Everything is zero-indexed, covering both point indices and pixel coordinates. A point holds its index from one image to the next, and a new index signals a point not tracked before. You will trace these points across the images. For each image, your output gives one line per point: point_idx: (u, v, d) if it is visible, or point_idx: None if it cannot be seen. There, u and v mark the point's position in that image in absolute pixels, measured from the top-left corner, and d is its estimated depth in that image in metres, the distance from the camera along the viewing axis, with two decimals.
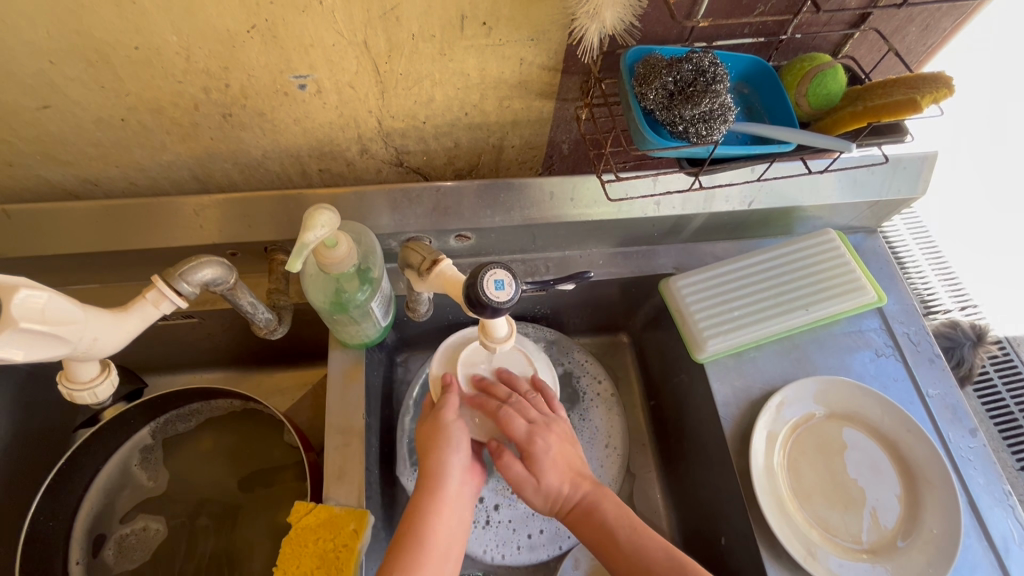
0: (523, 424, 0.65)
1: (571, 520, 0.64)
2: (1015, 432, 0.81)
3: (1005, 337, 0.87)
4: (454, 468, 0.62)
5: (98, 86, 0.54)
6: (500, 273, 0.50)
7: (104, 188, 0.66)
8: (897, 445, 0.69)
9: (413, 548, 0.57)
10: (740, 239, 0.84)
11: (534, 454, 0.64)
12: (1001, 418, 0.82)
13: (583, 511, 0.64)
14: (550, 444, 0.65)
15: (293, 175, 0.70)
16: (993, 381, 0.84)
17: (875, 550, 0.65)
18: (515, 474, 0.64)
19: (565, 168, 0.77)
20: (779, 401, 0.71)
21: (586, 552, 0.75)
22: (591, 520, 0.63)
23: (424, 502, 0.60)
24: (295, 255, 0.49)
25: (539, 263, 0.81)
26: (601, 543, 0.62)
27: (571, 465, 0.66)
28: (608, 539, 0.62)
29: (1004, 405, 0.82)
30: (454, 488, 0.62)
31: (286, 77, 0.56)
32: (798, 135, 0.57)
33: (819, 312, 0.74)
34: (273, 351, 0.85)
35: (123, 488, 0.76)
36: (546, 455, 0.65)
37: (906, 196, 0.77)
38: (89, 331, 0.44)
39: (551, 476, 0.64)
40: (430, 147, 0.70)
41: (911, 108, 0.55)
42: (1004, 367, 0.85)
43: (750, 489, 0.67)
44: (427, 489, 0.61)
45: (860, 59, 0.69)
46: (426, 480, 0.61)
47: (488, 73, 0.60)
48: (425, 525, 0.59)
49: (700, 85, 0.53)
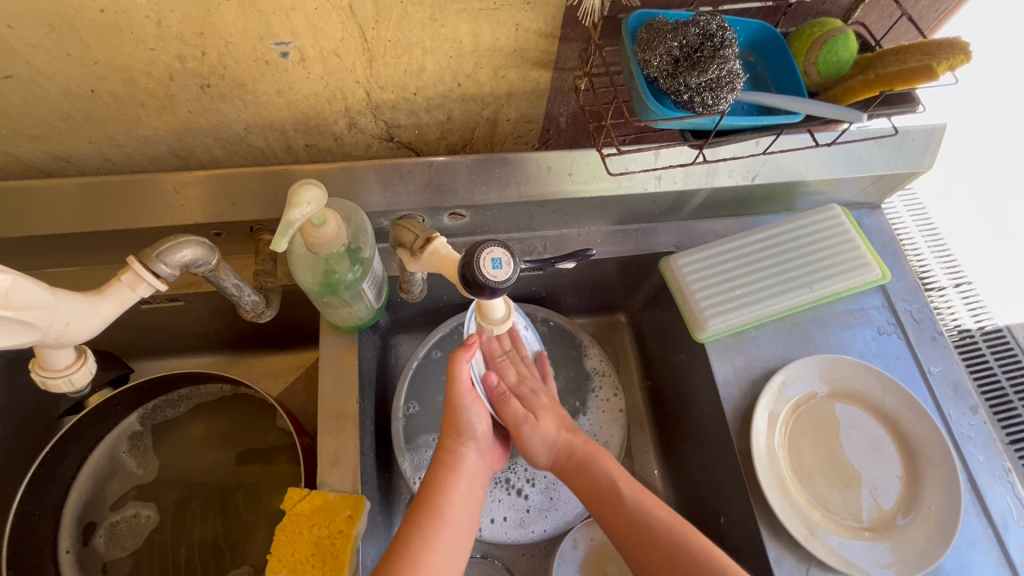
0: (514, 374, 0.75)
1: (568, 472, 0.67)
2: (1010, 414, 0.78)
3: (1005, 325, 0.85)
4: (468, 452, 0.64)
5: (64, 53, 0.50)
6: (497, 251, 0.47)
7: (78, 165, 0.63)
8: (899, 423, 0.69)
9: (430, 521, 0.57)
10: (741, 216, 0.82)
11: (527, 399, 0.72)
12: (998, 403, 0.79)
13: (583, 469, 0.66)
14: (541, 394, 0.73)
15: (278, 150, 0.66)
16: (988, 360, 0.82)
17: (876, 527, 0.65)
18: (511, 414, 0.68)
19: (563, 142, 0.74)
20: (781, 381, 0.70)
21: (585, 532, 0.76)
22: (588, 473, 0.65)
23: (440, 474, 0.61)
24: (280, 234, 0.46)
25: (535, 241, 0.78)
26: (610, 513, 0.62)
27: (563, 417, 0.72)
28: (605, 492, 0.63)
29: (999, 386, 0.80)
30: (470, 467, 0.63)
31: (267, 44, 0.53)
32: (807, 105, 0.55)
33: (822, 289, 0.73)
34: (263, 335, 0.83)
35: (112, 475, 0.74)
36: (537, 400, 0.72)
37: (913, 170, 0.75)
38: (60, 316, 0.42)
39: (546, 420, 0.69)
40: (422, 121, 0.66)
41: (926, 76, 0.52)
42: (1000, 348, 0.83)
43: (752, 470, 0.66)
44: (444, 463, 0.62)
45: (870, 25, 0.67)
46: (443, 458, 0.63)
47: (482, 39, 0.57)
48: (443, 499, 0.59)
49: (706, 50, 0.50)
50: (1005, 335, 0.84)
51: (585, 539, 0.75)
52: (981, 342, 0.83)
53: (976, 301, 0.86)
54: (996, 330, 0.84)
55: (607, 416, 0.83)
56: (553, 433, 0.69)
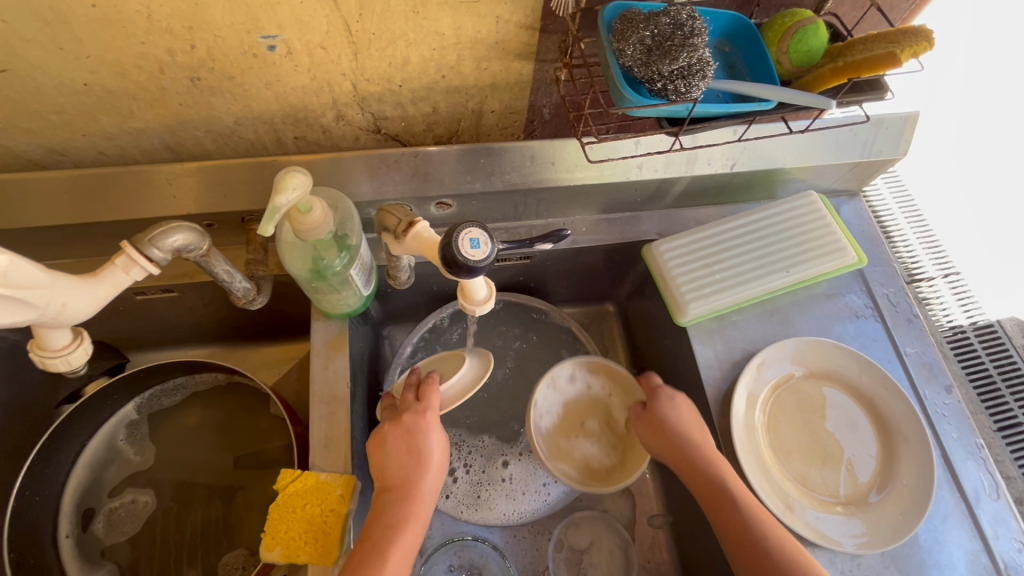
0: (656, 383, 0.73)
1: (682, 467, 0.65)
2: (1005, 411, 0.81)
3: (996, 320, 0.87)
4: (430, 493, 0.60)
5: (56, 47, 0.52)
6: (476, 232, 0.49)
7: (72, 158, 0.64)
8: (874, 403, 0.71)
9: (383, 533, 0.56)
10: (723, 204, 0.84)
11: (660, 399, 0.70)
12: (989, 397, 0.82)
13: (698, 469, 0.63)
14: (677, 395, 0.70)
15: (268, 143, 0.68)
16: (979, 354, 0.84)
17: (851, 502, 0.67)
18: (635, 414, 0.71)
19: (547, 133, 0.76)
20: (760, 361, 0.72)
21: (586, 377, 0.82)
22: (705, 475, 0.63)
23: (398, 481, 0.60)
24: (268, 220, 0.48)
25: (522, 230, 0.80)
26: (724, 519, 0.60)
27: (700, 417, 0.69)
28: (719, 496, 0.61)
29: (992, 382, 0.82)
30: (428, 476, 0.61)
31: (254, 37, 0.54)
32: (777, 92, 0.57)
33: (800, 273, 0.75)
34: (257, 326, 0.85)
35: (110, 463, 0.76)
36: (672, 401, 0.70)
37: (888, 157, 0.77)
38: (56, 297, 0.43)
39: (680, 417, 0.68)
40: (408, 113, 0.68)
41: (890, 62, 0.54)
42: (992, 343, 0.85)
43: (732, 448, 0.68)
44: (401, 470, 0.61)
45: (843, 16, 0.69)
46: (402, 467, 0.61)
47: (464, 31, 0.59)
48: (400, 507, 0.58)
49: (677, 39, 0.52)
50: (996, 330, 0.86)
51: (585, 382, 0.82)
52: (974, 339, 0.85)
53: (965, 293, 0.88)
54: (987, 324, 0.86)
55: None
56: (687, 426, 0.67)
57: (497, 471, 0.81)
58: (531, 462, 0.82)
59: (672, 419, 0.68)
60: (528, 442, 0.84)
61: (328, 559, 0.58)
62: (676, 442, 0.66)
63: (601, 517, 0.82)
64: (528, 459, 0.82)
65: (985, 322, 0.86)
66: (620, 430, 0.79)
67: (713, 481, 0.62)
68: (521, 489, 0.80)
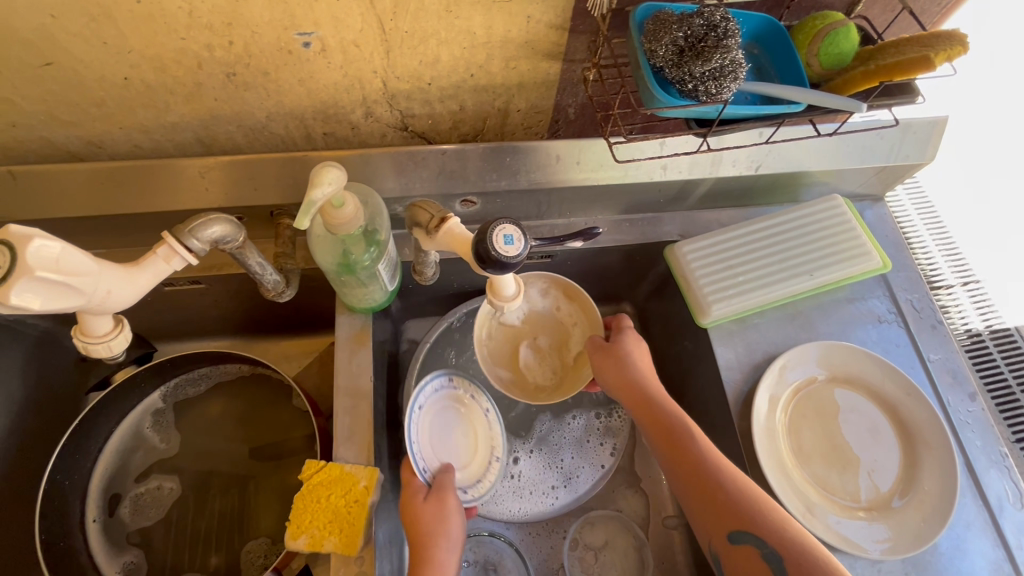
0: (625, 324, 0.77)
1: (636, 402, 0.68)
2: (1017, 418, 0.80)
3: (1014, 327, 0.85)
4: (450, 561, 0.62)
5: (100, 42, 0.53)
6: (509, 228, 0.50)
7: (108, 151, 0.66)
8: (897, 409, 0.70)
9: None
10: (745, 207, 0.84)
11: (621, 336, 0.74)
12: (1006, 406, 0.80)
13: (650, 405, 0.67)
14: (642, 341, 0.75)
15: (297, 139, 0.69)
16: (996, 361, 0.83)
17: (873, 508, 0.67)
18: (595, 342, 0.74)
19: (572, 132, 0.76)
20: (781, 364, 0.72)
21: (552, 300, 0.78)
22: (657, 409, 0.66)
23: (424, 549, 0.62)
24: (304, 213, 0.49)
25: (544, 229, 0.80)
26: (675, 448, 0.62)
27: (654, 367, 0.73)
28: (672, 429, 0.64)
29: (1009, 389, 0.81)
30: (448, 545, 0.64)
31: (290, 34, 0.55)
32: (808, 95, 0.57)
33: (824, 277, 0.75)
34: (279, 319, 0.86)
35: (136, 450, 0.77)
36: (636, 342, 0.74)
37: (915, 162, 0.76)
38: (103, 285, 0.45)
39: (638, 357, 0.72)
40: (435, 111, 0.69)
41: (923, 66, 0.54)
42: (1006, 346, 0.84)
43: (752, 450, 0.68)
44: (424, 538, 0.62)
45: (873, 19, 0.68)
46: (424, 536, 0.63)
47: (495, 31, 0.59)
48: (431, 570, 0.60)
49: (711, 40, 0.52)
50: (1014, 336, 0.84)
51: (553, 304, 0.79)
52: (990, 343, 0.84)
53: (983, 300, 0.87)
54: (1004, 329, 0.85)
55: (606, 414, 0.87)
56: (643, 367, 0.71)
57: (507, 468, 0.82)
58: (541, 463, 0.83)
59: (631, 362, 0.71)
60: (542, 441, 0.85)
61: (352, 548, 0.58)
62: (630, 385, 0.69)
63: (616, 516, 0.82)
64: (540, 458, 0.84)
65: (1002, 327, 0.85)
66: (568, 357, 0.78)
67: (666, 422, 0.65)
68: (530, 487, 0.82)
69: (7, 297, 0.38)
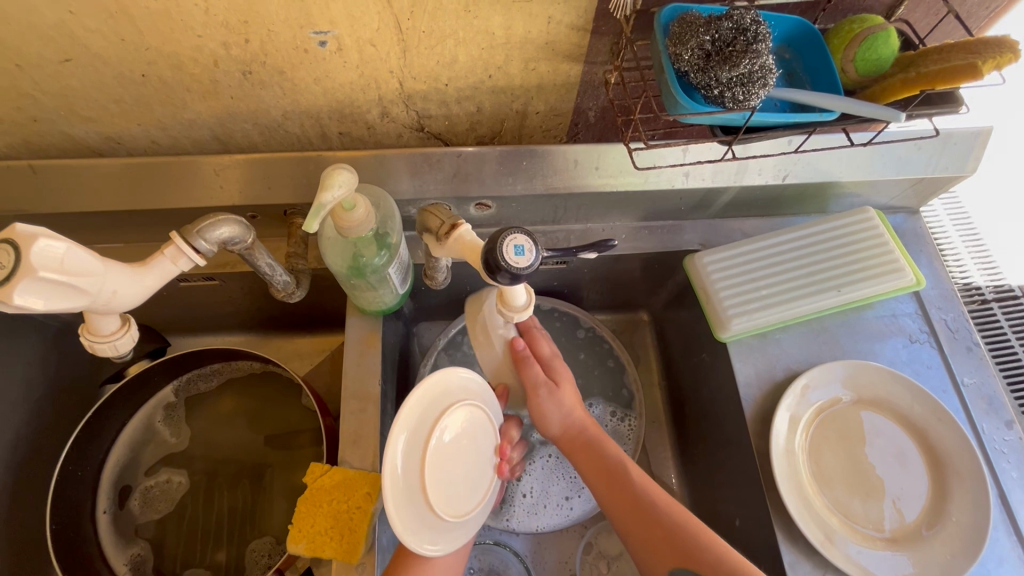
0: (549, 348, 0.71)
1: (598, 476, 0.65)
2: None
3: None
4: None
5: (118, 38, 0.53)
6: (521, 239, 0.49)
7: (127, 146, 0.66)
8: (927, 434, 0.67)
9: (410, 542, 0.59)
10: (771, 216, 0.81)
11: (555, 370, 0.70)
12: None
13: (614, 476, 0.64)
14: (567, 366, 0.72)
15: (313, 138, 0.69)
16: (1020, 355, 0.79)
17: (897, 539, 0.63)
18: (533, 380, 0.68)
19: (591, 136, 0.74)
20: (804, 384, 0.69)
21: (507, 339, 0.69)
22: (620, 477, 0.64)
23: None
24: (312, 216, 0.48)
25: (559, 235, 0.79)
26: (639, 517, 0.61)
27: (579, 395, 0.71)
28: (637, 496, 0.62)
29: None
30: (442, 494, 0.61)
31: (307, 33, 0.55)
32: (841, 103, 0.53)
33: (851, 294, 0.71)
34: (292, 316, 0.86)
35: (147, 443, 0.78)
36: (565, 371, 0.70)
37: (954, 174, 0.72)
38: (109, 284, 0.45)
39: (571, 392, 0.69)
40: (452, 112, 0.68)
41: (970, 74, 0.50)
42: None
43: (770, 472, 0.65)
44: None
45: (915, 23, 0.65)
46: None
47: (514, 31, 0.57)
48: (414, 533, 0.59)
49: (739, 44, 0.50)
50: None
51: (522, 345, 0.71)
52: (1014, 340, 0.80)
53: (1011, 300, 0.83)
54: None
55: (617, 423, 0.83)
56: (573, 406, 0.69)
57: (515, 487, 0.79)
58: (554, 470, 0.80)
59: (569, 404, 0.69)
60: (557, 445, 0.81)
61: (353, 556, 0.58)
62: (568, 432, 0.68)
63: None
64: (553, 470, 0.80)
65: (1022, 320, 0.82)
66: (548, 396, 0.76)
67: (629, 487, 0.63)
68: (542, 503, 0.78)
69: (10, 297, 0.38)
